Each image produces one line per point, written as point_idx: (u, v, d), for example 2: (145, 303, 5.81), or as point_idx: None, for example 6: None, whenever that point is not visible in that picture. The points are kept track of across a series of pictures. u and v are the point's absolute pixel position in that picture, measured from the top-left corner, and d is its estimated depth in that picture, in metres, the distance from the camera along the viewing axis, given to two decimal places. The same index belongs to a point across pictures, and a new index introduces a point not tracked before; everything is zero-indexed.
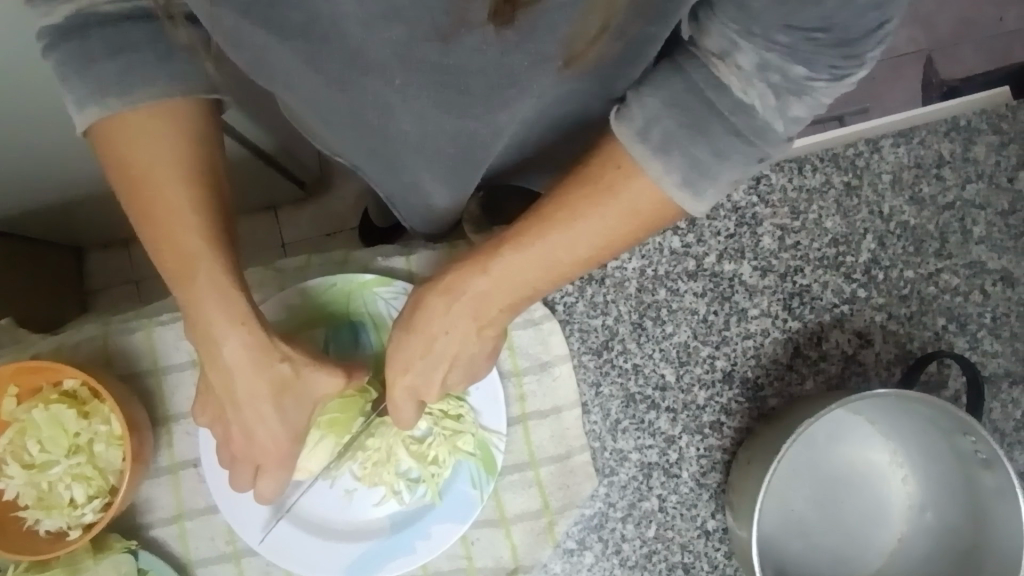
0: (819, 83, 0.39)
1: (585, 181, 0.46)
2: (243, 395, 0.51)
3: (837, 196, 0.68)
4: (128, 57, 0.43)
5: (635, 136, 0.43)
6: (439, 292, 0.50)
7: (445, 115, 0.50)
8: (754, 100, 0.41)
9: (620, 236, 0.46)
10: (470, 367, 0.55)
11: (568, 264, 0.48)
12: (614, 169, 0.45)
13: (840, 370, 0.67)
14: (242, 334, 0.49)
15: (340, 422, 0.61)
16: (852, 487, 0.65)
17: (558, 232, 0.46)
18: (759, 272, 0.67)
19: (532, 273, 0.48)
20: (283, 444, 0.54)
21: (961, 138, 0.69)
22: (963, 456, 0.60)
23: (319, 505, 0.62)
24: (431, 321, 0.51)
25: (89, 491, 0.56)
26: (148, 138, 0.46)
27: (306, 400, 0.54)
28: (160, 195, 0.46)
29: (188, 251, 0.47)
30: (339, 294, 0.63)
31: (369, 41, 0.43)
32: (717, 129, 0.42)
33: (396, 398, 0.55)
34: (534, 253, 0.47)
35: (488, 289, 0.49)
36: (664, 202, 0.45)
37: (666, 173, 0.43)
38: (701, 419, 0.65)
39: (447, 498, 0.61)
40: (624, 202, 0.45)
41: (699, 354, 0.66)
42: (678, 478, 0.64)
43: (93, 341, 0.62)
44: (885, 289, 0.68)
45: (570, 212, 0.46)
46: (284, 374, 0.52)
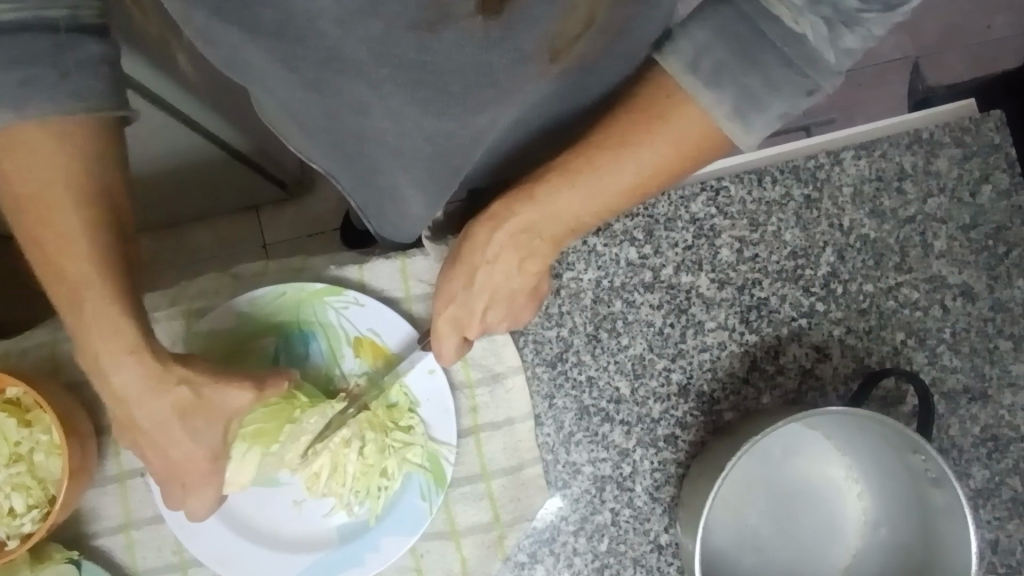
0: (871, 14, 0.36)
1: (636, 110, 0.45)
2: (143, 419, 0.52)
3: (796, 209, 0.68)
4: (24, 72, 0.42)
5: (683, 66, 0.43)
6: (487, 225, 0.51)
7: (425, 114, 0.49)
8: (803, 28, 0.39)
9: (669, 168, 0.47)
10: (512, 305, 0.58)
11: (618, 194, 0.48)
12: (664, 100, 0.45)
13: (797, 384, 0.66)
14: (131, 361, 0.50)
15: (267, 433, 0.59)
16: (807, 503, 0.64)
17: (609, 159, 0.46)
18: (717, 285, 0.66)
19: (581, 204, 0.48)
20: (195, 463, 0.55)
21: (923, 151, 0.69)
22: (915, 474, 0.59)
23: (266, 516, 0.61)
24: (478, 253, 0.53)
25: (29, 501, 0.55)
26: (30, 163, 0.46)
27: (219, 417, 0.54)
28: (50, 220, 0.47)
29: (77, 277, 0.48)
30: (288, 303, 0.63)
31: (345, 39, 0.43)
32: (771, 58, 0.41)
33: (440, 330, 0.58)
34: (585, 182, 0.47)
35: (535, 220, 0.50)
36: (713, 131, 0.44)
37: (718, 102, 0.43)
38: (656, 432, 0.65)
39: (397, 511, 0.61)
40: (670, 132, 0.45)
41: (654, 366, 0.65)
42: (631, 492, 0.64)
43: (41, 348, 0.62)
44: (844, 303, 0.67)
45: (623, 139, 0.46)
46: (186, 398, 0.53)
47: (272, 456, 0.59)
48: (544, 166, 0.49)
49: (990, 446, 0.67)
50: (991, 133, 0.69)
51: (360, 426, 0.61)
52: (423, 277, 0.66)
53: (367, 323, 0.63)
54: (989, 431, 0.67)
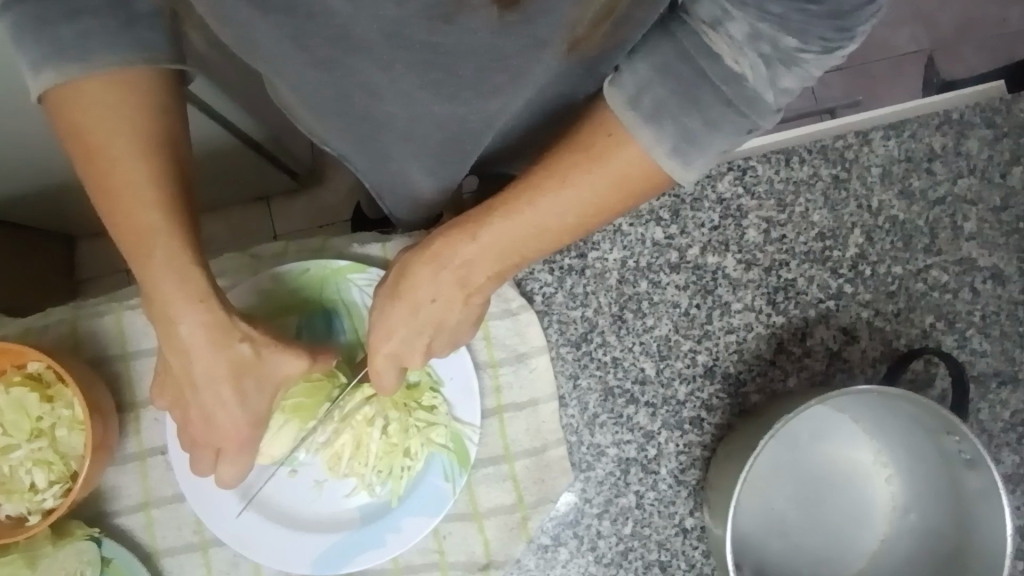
0: (810, 55, 0.39)
1: (575, 148, 0.46)
2: (200, 375, 0.52)
3: (825, 189, 0.67)
4: (85, 24, 0.44)
5: (625, 102, 0.43)
6: (425, 261, 0.50)
7: (437, 99, 0.48)
8: (744, 70, 0.40)
9: (604, 208, 0.47)
10: (453, 334, 0.56)
11: (557, 231, 0.48)
12: (604, 138, 0.45)
13: (825, 367, 0.65)
14: (198, 312, 0.50)
15: (306, 407, 0.60)
16: (834, 487, 0.63)
17: (549, 201, 0.46)
18: (744, 265, 0.65)
19: (521, 242, 0.48)
20: (242, 429, 0.54)
21: (953, 131, 0.68)
22: (949, 457, 0.58)
23: (287, 496, 0.60)
24: (416, 287, 0.51)
25: (51, 476, 0.55)
26: (102, 108, 0.47)
27: (269, 384, 0.55)
28: (116, 167, 0.48)
29: (143, 222, 0.48)
30: (313, 280, 0.62)
31: (358, 17, 0.41)
32: (710, 98, 0.42)
33: (377, 364, 0.55)
34: (524, 222, 0.47)
35: (473, 257, 0.49)
36: (654, 170, 0.45)
37: (657, 142, 0.43)
38: (682, 414, 0.64)
39: (419, 492, 0.60)
40: (611, 170, 0.45)
41: (680, 348, 0.64)
42: (656, 474, 0.63)
43: (61, 324, 0.61)
44: (872, 285, 0.66)
45: (562, 178, 0.46)
46: (246, 356, 0.53)
47: (306, 433, 0.60)
48: (484, 204, 0.49)
49: (1021, 431, 0.65)
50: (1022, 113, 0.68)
51: (386, 409, 0.61)
52: None
53: None
54: (1019, 416, 0.66)
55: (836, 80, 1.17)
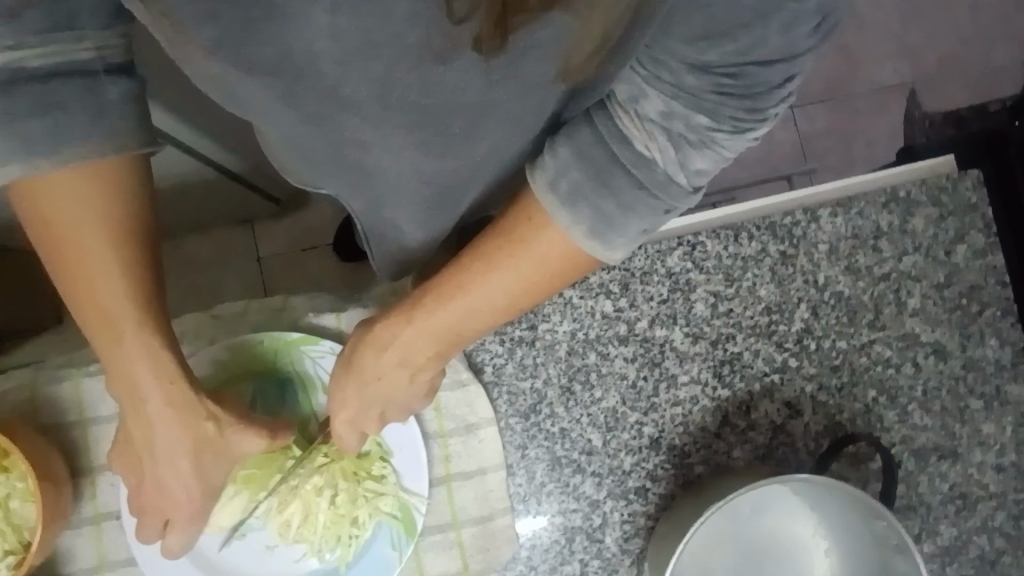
0: (721, 134, 0.38)
1: (501, 232, 0.46)
2: (161, 449, 0.54)
3: (772, 265, 0.68)
4: (55, 117, 0.44)
5: (546, 185, 0.43)
6: (367, 344, 0.52)
7: (427, 158, 0.49)
8: (654, 153, 0.40)
9: (535, 287, 0.47)
10: (407, 404, 0.57)
11: (492, 311, 0.49)
12: (525, 222, 0.45)
13: (768, 440, 0.67)
14: (165, 391, 0.53)
15: (257, 477, 0.62)
16: (774, 556, 0.65)
17: (476, 282, 0.47)
18: (690, 339, 0.67)
19: (455, 322, 0.50)
20: (196, 498, 0.56)
21: (899, 210, 0.70)
22: (879, 538, 0.59)
23: (237, 561, 0.62)
24: (363, 366, 0.53)
25: (4, 546, 0.56)
26: (72, 197, 0.48)
27: (227, 457, 0.57)
28: (83, 253, 0.49)
29: (114, 306, 0.51)
30: (266, 351, 0.64)
31: (345, 77, 0.42)
32: (623, 182, 0.42)
33: (337, 428, 0.57)
34: (455, 305, 0.49)
35: (410, 339, 0.51)
36: (576, 250, 0.45)
37: (575, 224, 0.43)
38: (627, 484, 0.65)
39: (366, 560, 0.61)
40: (535, 252, 0.45)
41: (627, 420, 0.66)
42: (601, 543, 0.65)
43: (21, 390, 0.62)
44: (817, 359, 0.68)
45: (488, 262, 0.47)
46: (207, 432, 0.55)
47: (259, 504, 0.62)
48: (419, 289, 0.50)
49: (958, 503, 0.67)
50: (968, 192, 0.70)
51: (335, 480, 0.62)
52: None
53: None
54: (957, 488, 0.67)
55: (817, 112, 1.18)
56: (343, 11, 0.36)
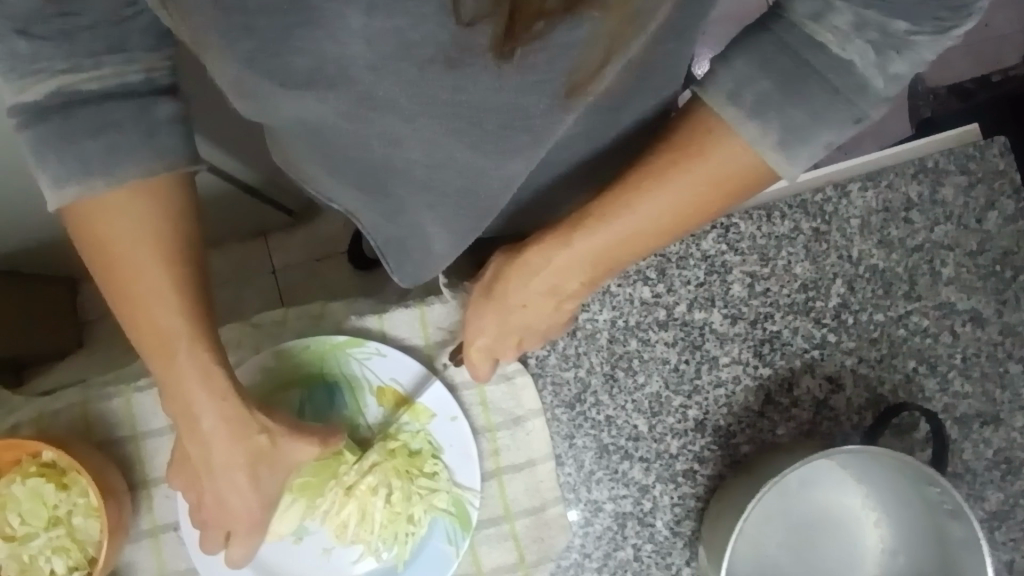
0: (923, 37, 0.37)
1: (673, 147, 0.46)
2: (218, 465, 0.55)
3: (805, 242, 0.69)
4: (111, 137, 0.45)
5: (726, 100, 0.42)
6: (518, 270, 0.52)
7: (460, 145, 0.46)
8: (851, 56, 0.39)
9: (706, 204, 0.47)
10: (542, 333, 0.59)
11: (657, 232, 0.48)
12: (704, 134, 0.44)
13: (812, 416, 0.67)
14: (219, 409, 0.53)
15: (313, 484, 0.62)
16: (826, 531, 0.66)
17: (646, 200, 0.47)
18: (730, 320, 0.67)
19: (616, 246, 0.49)
20: (254, 510, 0.57)
21: (929, 180, 0.70)
22: (932, 504, 0.60)
23: (296, 564, 0.62)
24: (508, 293, 0.54)
25: (69, 562, 0.56)
26: (125, 218, 0.48)
27: (282, 469, 0.57)
28: (136, 273, 0.50)
29: (164, 324, 0.51)
30: (313, 355, 0.64)
31: (382, 87, 0.41)
32: (815, 88, 0.41)
33: (473, 356, 0.60)
34: (620, 225, 0.48)
35: (567, 264, 0.50)
36: (758, 164, 0.44)
37: (764, 135, 0.42)
38: (675, 467, 0.66)
39: (424, 555, 0.62)
40: (717, 165, 0.45)
41: (671, 404, 0.66)
42: (652, 527, 0.65)
43: (72, 408, 0.63)
44: (855, 333, 0.68)
45: (661, 176, 0.46)
46: (262, 445, 0.55)
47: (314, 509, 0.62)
48: (577, 212, 0.49)
49: (1004, 468, 0.67)
50: (995, 159, 0.70)
51: (388, 480, 0.62)
52: (441, 324, 0.67)
53: (391, 373, 0.64)
54: (1002, 453, 0.67)
55: None
56: (379, 15, 0.37)
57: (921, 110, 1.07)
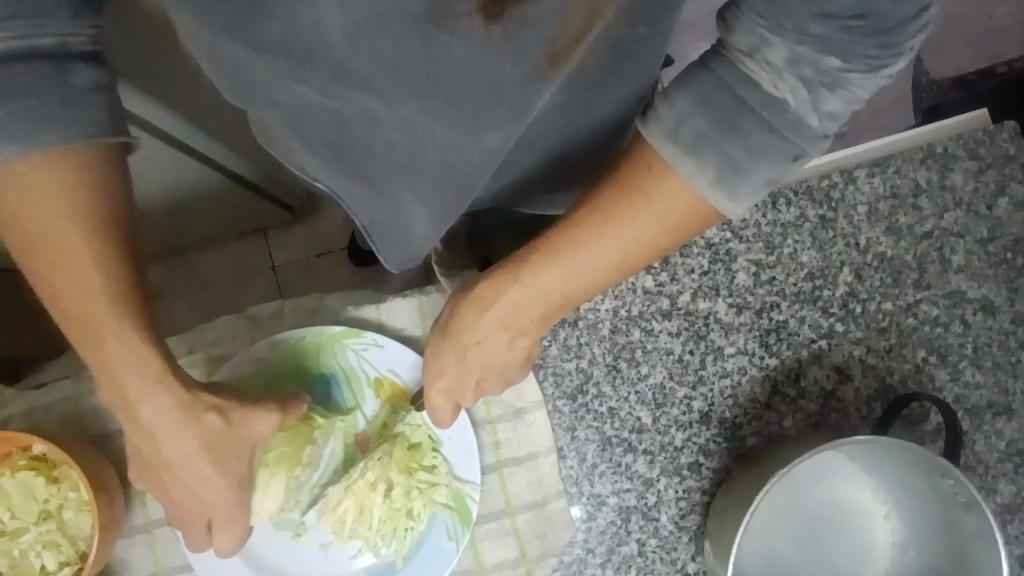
0: (855, 75, 0.34)
1: (618, 181, 0.40)
2: (173, 456, 0.51)
3: (812, 229, 0.67)
4: None
5: (663, 134, 0.37)
6: (469, 305, 0.47)
7: (437, 123, 0.44)
8: (784, 95, 0.35)
9: (655, 244, 0.41)
10: (501, 375, 0.54)
11: (602, 274, 0.43)
12: (645, 169, 0.39)
13: (820, 407, 0.66)
14: (163, 392, 0.49)
15: (290, 454, 0.60)
16: (835, 526, 0.64)
17: (591, 238, 0.41)
18: (735, 309, 0.66)
19: (565, 285, 0.44)
20: (226, 495, 0.53)
21: (937, 165, 0.68)
22: (943, 497, 0.59)
23: (295, 561, 0.61)
24: (461, 331, 0.49)
25: (60, 558, 0.55)
26: (40, 193, 0.43)
27: (246, 446, 0.54)
28: (54, 249, 0.44)
29: (86, 303, 0.46)
30: (310, 347, 0.63)
31: (356, 56, 0.40)
32: (750, 126, 0.36)
33: (434, 399, 0.55)
34: (565, 264, 0.42)
35: (518, 302, 0.45)
36: (699, 203, 0.39)
37: (700, 170, 0.37)
38: (680, 460, 0.65)
39: (423, 551, 0.61)
40: (659, 206, 0.39)
41: (675, 395, 0.65)
42: (657, 522, 0.64)
43: (65, 402, 0.62)
44: (863, 322, 0.67)
45: (602, 214, 0.40)
46: (217, 427, 0.52)
47: (294, 480, 0.59)
48: (524, 247, 0.44)
49: (1016, 460, 0.66)
50: (1006, 143, 0.69)
51: (388, 473, 0.61)
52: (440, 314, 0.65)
53: (389, 365, 0.63)
54: (1015, 445, 0.66)
55: None
56: None
57: (928, 99, 1.06)
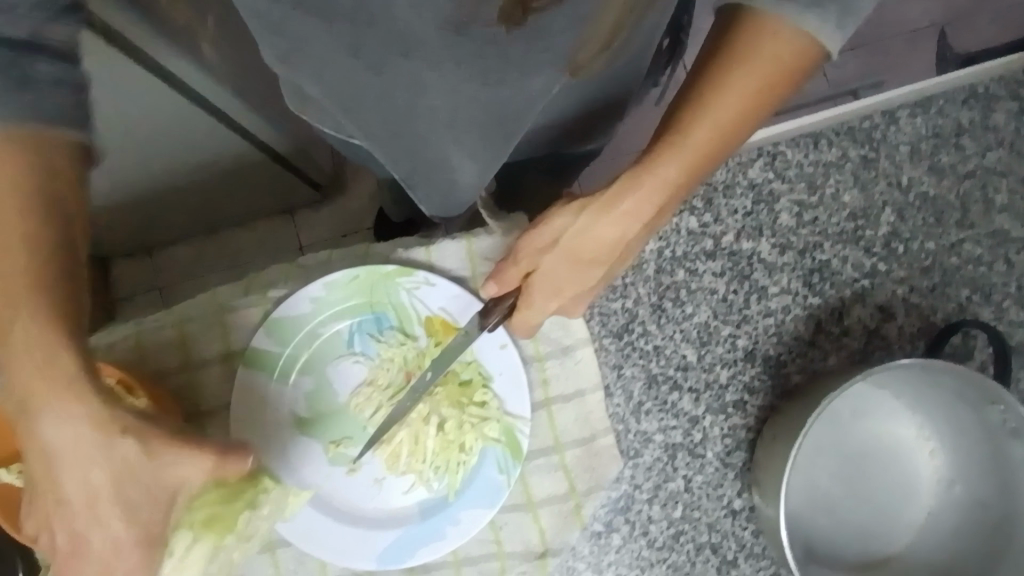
0: None
1: (738, 54, 0.41)
2: (70, 487, 0.37)
3: (854, 170, 0.68)
4: None
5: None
6: (600, 217, 0.47)
7: (481, 87, 0.45)
8: None
9: (768, 100, 0.43)
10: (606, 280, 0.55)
11: (727, 142, 0.44)
12: (764, 35, 0.40)
13: (864, 344, 0.66)
14: (73, 413, 0.36)
15: (221, 520, 0.51)
16: (880, 462, 0.64)
17: (720, 112, 0.42)
18: (779, 249, 0.67)
19: (695, 165, 0.45)
20: (127, 551, 0.39)
21: (980, 105, 0.69)
22: (991, 427, 0.59)
23: (348, 495, 0.62)
24: (588, 243, 0.49)
25: None
26: None
27: (156, 490, 0.39)
28: None
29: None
30: (361, 286, 0.64)
31: (421, 24, 0.39)
32: None
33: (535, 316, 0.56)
34: (698, 144, 0.43)
35: (655, 201, 0.46)
36: (813, 51, 0.40)
37: (822, 27, 0.38)
38: (725, 398, 0.65)
39: (472, 485, 0.62)
40: (777, 62, 0.41)
41: (720, 333, 0.66)
42: (703, 458, 0.65)
43: (124, 340, 0.63)
44: (905, 262, 0.67)
45: (733, 81, 0.41)
46: (131, 460, 0.38)
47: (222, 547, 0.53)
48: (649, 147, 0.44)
49: None
50: None
51: (439, 407, 0.64)
52: (489, 256, 0.66)
53: (440, 302, 0.64)
54: None
55: (848, 62, 1.08)
56: None
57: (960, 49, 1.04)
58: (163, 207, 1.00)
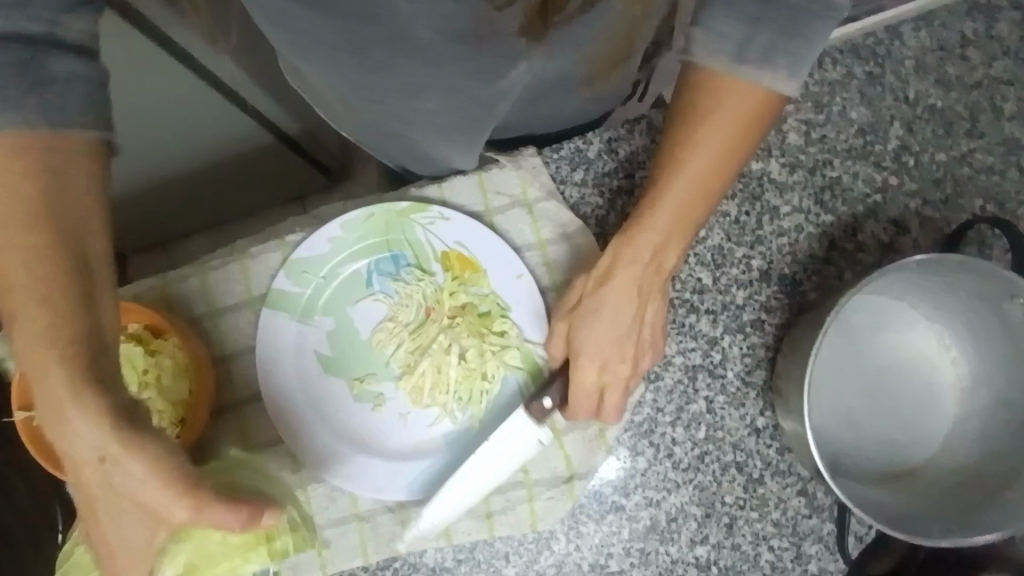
0: None
1: (693, 111, 0.49)
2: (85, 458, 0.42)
3: (859, 86, 0.68)
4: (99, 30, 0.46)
5: None
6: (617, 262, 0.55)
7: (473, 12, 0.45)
8: None
9: (742, 144, 0.50)
10: (647, 342, 0.60)
11: (714, 180, 0.51)
12: (711, 91, 0.48)
13: (879, 258, 0.66)
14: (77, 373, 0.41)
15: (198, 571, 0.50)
16: (902, 373, 0.65)
17: (694, 155, 0.50)
18: (788, 168, 0.67)
19: (688, 204, 0.52)
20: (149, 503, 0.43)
21: (982, 17, 0.69)
22: (1013, 324, 0.59)
23: (374, 429, 0.63)
24: (609, 295, 0.56)
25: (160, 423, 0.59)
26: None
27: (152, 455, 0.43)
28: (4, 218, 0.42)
29: (23, 260, 0.42)
30: (378, 224, 0.65)
31: None
32: None
33: (585, 412, 0.60)
34: (683, 183, 0.51)
35: (659, 238, 0.53)
36: (764, 94, 0.48)
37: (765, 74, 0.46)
38: (742, 317, 0.66)
39: (497, 414, 0.63)
40: (732, 109, 0.48)
41: (734, 255, 0.66)
42: (723, 379, 0.65)
43: (149, 292, 0.65)
44: (917, 175, 0.67)
45: (699, 130, 0.49)
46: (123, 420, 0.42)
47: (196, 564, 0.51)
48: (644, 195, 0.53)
49: None
50: None
51: (460, 338, 0.65)
52: (501, 189, 0.67)
53: (455, 237, 0.66)
54: None
55: None
56: None
57: None
58: (179, 194, 1.02)
